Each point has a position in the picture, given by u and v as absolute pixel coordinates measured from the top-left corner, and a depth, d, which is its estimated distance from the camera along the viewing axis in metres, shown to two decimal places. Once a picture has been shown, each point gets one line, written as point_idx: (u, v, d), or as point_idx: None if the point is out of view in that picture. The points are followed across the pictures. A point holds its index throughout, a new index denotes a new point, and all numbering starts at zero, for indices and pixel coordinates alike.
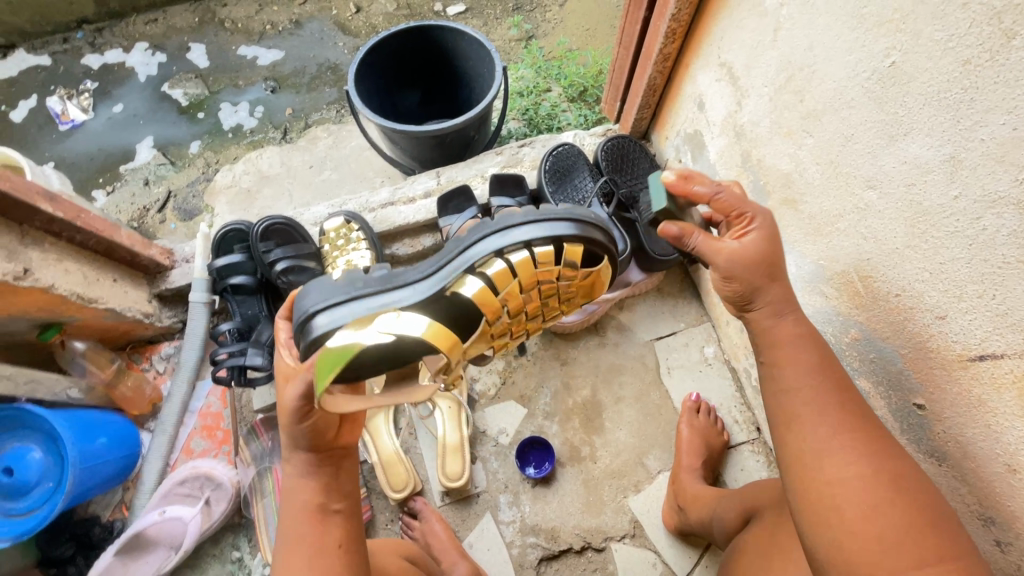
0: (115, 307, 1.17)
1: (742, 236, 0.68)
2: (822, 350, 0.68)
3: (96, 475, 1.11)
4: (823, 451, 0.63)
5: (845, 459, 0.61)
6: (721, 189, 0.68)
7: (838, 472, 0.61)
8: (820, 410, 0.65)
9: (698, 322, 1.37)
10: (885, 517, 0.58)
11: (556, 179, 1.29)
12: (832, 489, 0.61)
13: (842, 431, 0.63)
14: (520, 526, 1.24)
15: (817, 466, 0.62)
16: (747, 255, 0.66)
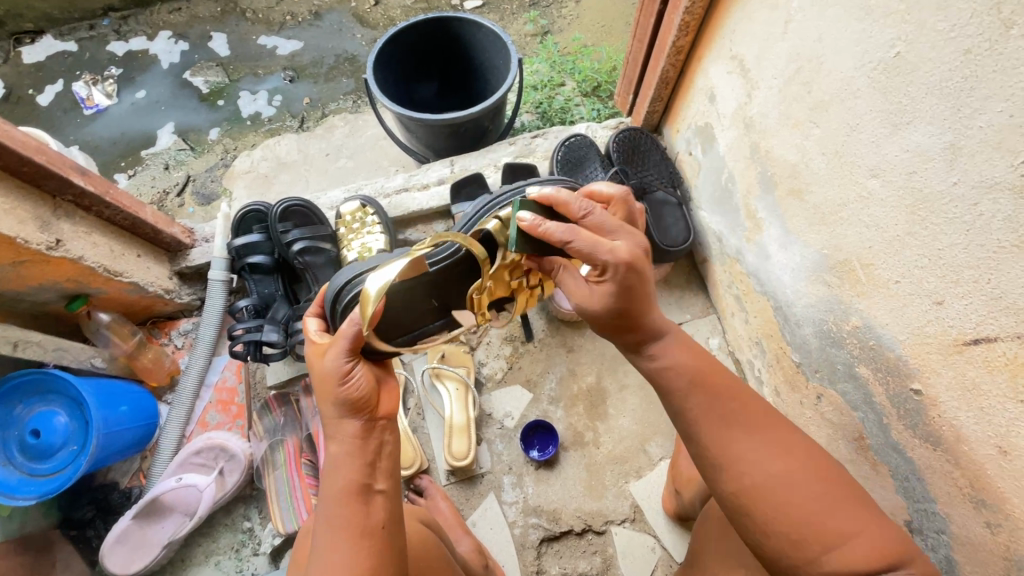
0: (138, 281, 1.22)
1: (598, 281, 0.66)
2: (690, 350, 0.71)
3: (116, 442, 1.15)
4: (731, 449, 0.64)
5: (761, 453, 0.63)
6: (592, 208, 0.65)
7: (761, 469, 0.63)
8: (722, 414, 0.66)
9: (703, 314, 1.39)
10: (812, 501, 0.60)
11: (568, 169, 1.31)
12: (758, 491, 0.62)
13: (745, 427, 0.65)
14: (522, 507, 1.27)
15: (727, 469, 0.64)
16: (593, 298, 0.67)
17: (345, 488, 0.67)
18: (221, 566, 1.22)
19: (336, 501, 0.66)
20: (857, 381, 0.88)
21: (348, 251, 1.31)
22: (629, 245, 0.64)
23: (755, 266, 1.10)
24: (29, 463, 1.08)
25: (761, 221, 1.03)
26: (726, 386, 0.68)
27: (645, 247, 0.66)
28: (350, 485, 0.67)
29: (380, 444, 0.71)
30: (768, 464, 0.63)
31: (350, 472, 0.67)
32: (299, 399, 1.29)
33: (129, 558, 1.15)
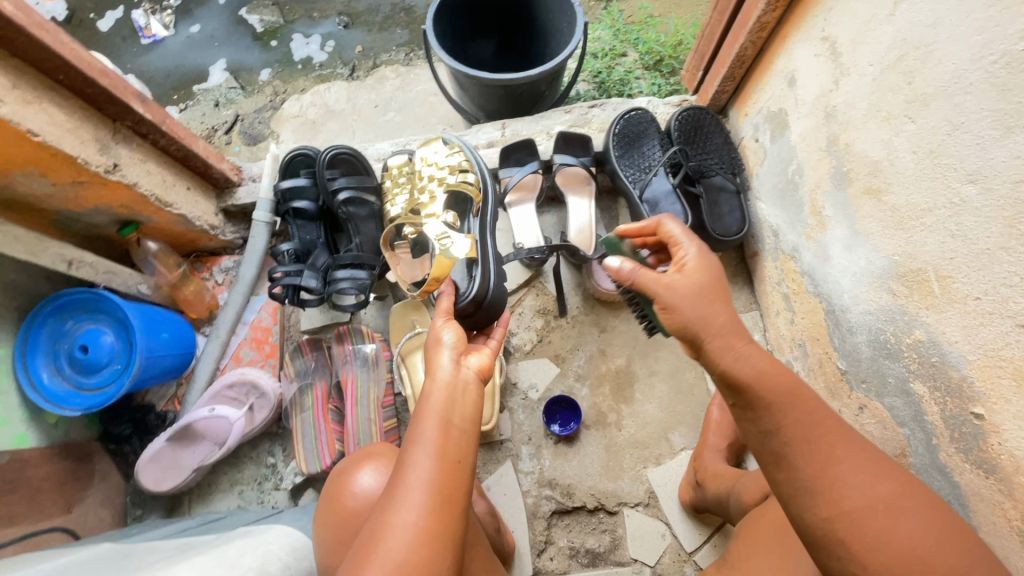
0: (186, 213, 1.23)
1: (682, 267, 0.68)
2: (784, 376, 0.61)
3: (155, 366, 1.19)
4: (830, 470, 0.55)
5: (862, 481, 0.54)
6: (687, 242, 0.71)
7: (868, 495, 0.54)
8: (837, 436, 0.57)
9: (745, 309, 1.34)
10: (934, 539, 0.51)
11: (623, 144, 1.27)
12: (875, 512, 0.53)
13: (855, 462, 0.55)
14: (537, 478, 1.29)
15: (835, 485, 0.55)
16: (682, 286, 0.66)
17: (433, 424, 0.65)
18: (245, 494, 1.30)
19: (417, 432, 0.65)
20: (909, 397, 0.84)
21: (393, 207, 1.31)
22: (698, 250, 0.69)
23: (812, 265, 1.06)
24: (75, 377, 1.12)
25: (827, 218, 0.98)
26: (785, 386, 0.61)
27: (703, 247, 0.70)
28: (439, 424, 0.65)
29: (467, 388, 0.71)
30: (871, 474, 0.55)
31: (450, 402, 0.68)
32: (330, 346, 1.31)
33: (160, 477, 1.20)
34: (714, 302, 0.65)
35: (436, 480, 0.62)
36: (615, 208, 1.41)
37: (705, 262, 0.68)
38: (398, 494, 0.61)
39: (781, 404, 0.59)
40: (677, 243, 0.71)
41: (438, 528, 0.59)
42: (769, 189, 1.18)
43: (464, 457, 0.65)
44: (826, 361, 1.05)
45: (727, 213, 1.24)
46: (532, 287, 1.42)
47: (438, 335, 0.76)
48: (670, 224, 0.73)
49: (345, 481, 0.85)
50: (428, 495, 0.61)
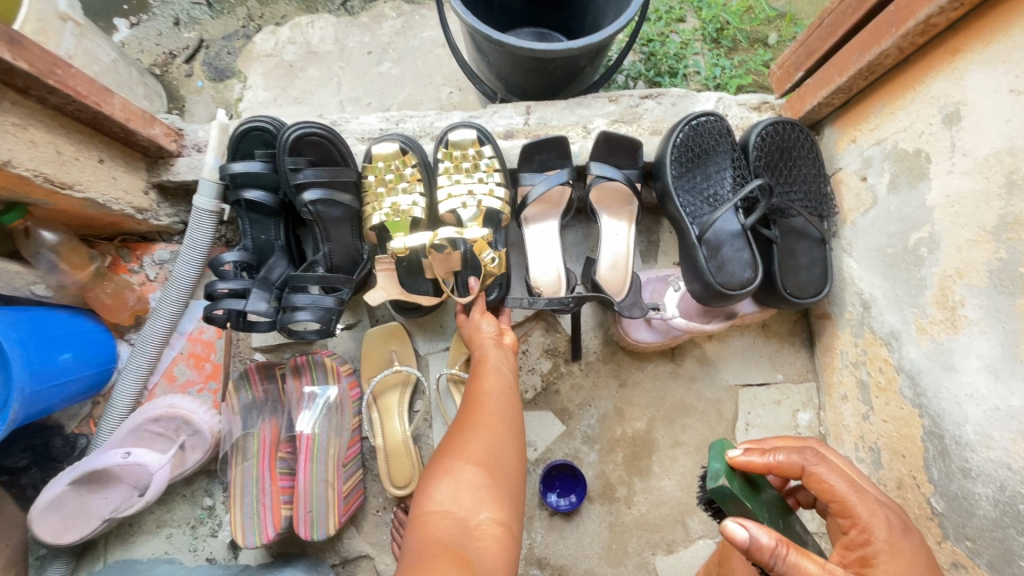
0: (97, 197, 0.92)
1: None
2: None
3: (56, 393, 0.92)
4: None
5: None
6: (851, 497, 0.57)
7: None
8: None
9: (798, 378, 1.09)
10: None
11: (684, 161, 0.96)
12: None
13: None
14: (525, 554, 1.08)
15: None
16: None
17: (493, 366, 0.83)
18: (173, 540, 1.08)
19: (482, 372, 0.82)
20: None
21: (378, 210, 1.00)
22: (887, 517, 0.57)
23: (919, 366, 0.80)
24: None
25: (965, 319, 0.72)
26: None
27: (899, 519, 0.57)
28: (497, 368, 0.82)
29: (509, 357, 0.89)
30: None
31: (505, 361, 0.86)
32: (285, 377, 1.05)
33: (61, 528, 0.96)
34: None
35: (499, 405, 0.77)
36: (657, 232, 1.13)
37: (899, 539, 0.55)
38: (473, 411, 0.75)
39: None
40: (847, 504, 0.57)
41: (505, 435, 0.73)
42: (868, 249, 0.90)
43: (517, 395, 0.81)
44: (911, 488, 0.82)
45: (804, 267, 0.96)
46: (542, 319, 1.15)
47: (478, 322, 0.91)
48: (836, 478, 0.58)
49: None
50: (496, 410, 0.76)
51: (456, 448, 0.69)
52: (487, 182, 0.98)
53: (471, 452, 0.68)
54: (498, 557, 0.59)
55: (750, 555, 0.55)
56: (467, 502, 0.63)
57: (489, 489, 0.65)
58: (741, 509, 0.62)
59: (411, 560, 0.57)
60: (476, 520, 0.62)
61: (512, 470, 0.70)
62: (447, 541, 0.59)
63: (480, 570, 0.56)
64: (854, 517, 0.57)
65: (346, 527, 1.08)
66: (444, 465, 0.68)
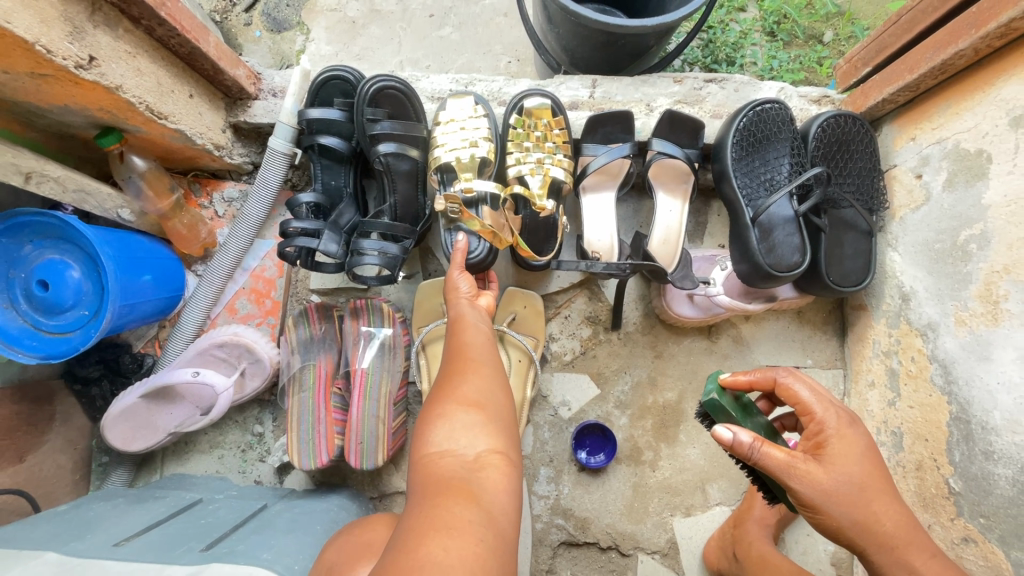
0: (186, 130, 0.97)
1: (825, 459, 0.60)
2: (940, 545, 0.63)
3: (134, 311, 0.99)
4: None
5: None
6: (813, 403, 0.63)
7: None
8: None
9: (827, 364, 1.14)
10: None
11: (745, 145, 1.00)
12: None
13: None
14: (552, 504, 1.15)
15: None
16: (831, 480, 0.59)
17: (472, 321, 0.80)
18: (225, 460, 1.16)
19: (460, 328, 0.79)
20: None
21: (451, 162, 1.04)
22: (842, 412, 0.63)
23: (953, 357, 0.85)
24: (33, 314, 0.91)
25: (1006, 313, 0.76)
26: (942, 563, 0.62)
27: (853, 416, 0.63)
28: (476, 323, 0.80)
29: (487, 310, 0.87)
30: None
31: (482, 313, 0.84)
32: (342, 318, 1.11)
33: (130, 436, 1.04)
34: (869, 489, 0.60)
35: (486, 354, 0.76)
36: (705, 213, 1.17)
37: (851, 429, 0.62)
38: (460, 361, 0.73)
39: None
40: (807, 406, 0.63)
41: (495, 381, 0.72)
42: (916, 244, 0.94)
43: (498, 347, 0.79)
44: (931, 469, 0.88)
45: (849, 257, 1.00)
46: (586, 287, 1.20)
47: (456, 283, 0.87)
48: (802, 386, 0.64)
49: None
50: (478, 357, 0.74)
51: (446, 394, 0.68)
52: (555, 154, 1.04)
53: (461, 394, 0.67)
54: (502, 485, 0.60)
55: (732, 451, 0.62)
56: (463, 440, 0.63)
57: (484, 425, 0.65)
58: (730, 422, 0.68)
59: (416, 503, 0.56)
60: (474, 453, 0.61)
61: (503, 405, 0.69)
62: (452, 478, 0.59)
63: (487, 503, 0.57)
64: (811, 414, 0.63)
65: (387, 465, 1.15)
66: (437, 409, 0.67)
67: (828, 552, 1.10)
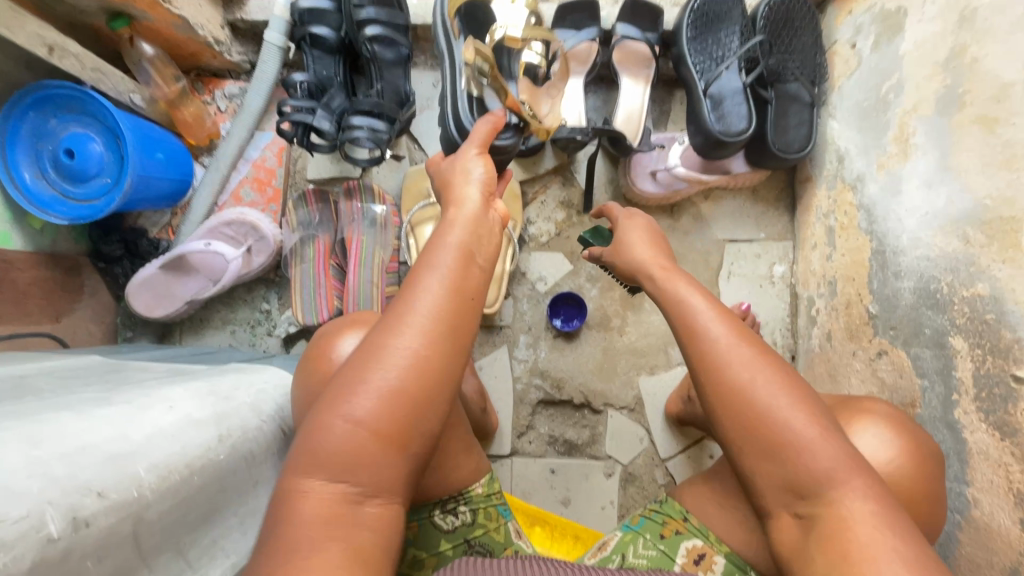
0: (188, 17, 1.06)
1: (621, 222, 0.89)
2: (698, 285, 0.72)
3: (149, 188, 1.11)
4: (716, 354, 0.63)
5: (753, 369, 0.61)
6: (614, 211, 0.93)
7: (771, 392, 0.59)
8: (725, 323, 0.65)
9: (778, 237, 1.26)
10: (806, 428, 0.57)
11: (699, 25, 1.09)
12: (766, 420, 0.58)
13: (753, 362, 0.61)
14: (530, 367, 1.28)
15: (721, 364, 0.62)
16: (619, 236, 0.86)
17: (438, 264, 0.55)
18: (237, 335, 1.28)
19: (423, 272, 0.56)
20: (941, 349, 0.81)
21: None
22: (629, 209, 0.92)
23: (874, 200, 0.97)
24: (62, 184, 1.03)
25: (913, 147, 0.87)
26: (798, 390, 0.60)
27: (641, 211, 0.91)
28: (444, 267, 0.55)
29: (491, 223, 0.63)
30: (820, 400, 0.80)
31: (459, 233, 0.58)
32: (337, 201, 1.22)
33: (153, 304, 1.17)
34: (638, 233, 0.85)
35: (434, 333, 0.52)
36: (669, 102, 1.27)
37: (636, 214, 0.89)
38: (402, 323, 0.53)
39: (677, 304, 0.70)
40: (615, 212, 0.93)
41: (440, 339, 0.53)
42: (850, 108, 1.04)
43: (472, 313, 0.55)
44: (856, 303, 1.01)
45: (793, 127, 1.11)
46: (560, 174, 1.30)
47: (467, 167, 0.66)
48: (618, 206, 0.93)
49: (328, 343, 0.73)
50: (434, 334, 0.52)
51: (366, 383, 0.50)
52: None
53: (387, 386, 0.50)
54: (387, 524, 0.51)
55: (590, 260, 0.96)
56: (361, 462, 0.50)
57: (396, 447, 0.50)
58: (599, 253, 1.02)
59: (287, 516, 0.49)
60: (367, 481, 0.50)
61: (442, 406, 0.53)
62: (332, 501, 0.50)
63: (362, 549, 0.49)
64: (614, 213, 0.93)
65: None
66: (350, 399, 0.50)
67: None
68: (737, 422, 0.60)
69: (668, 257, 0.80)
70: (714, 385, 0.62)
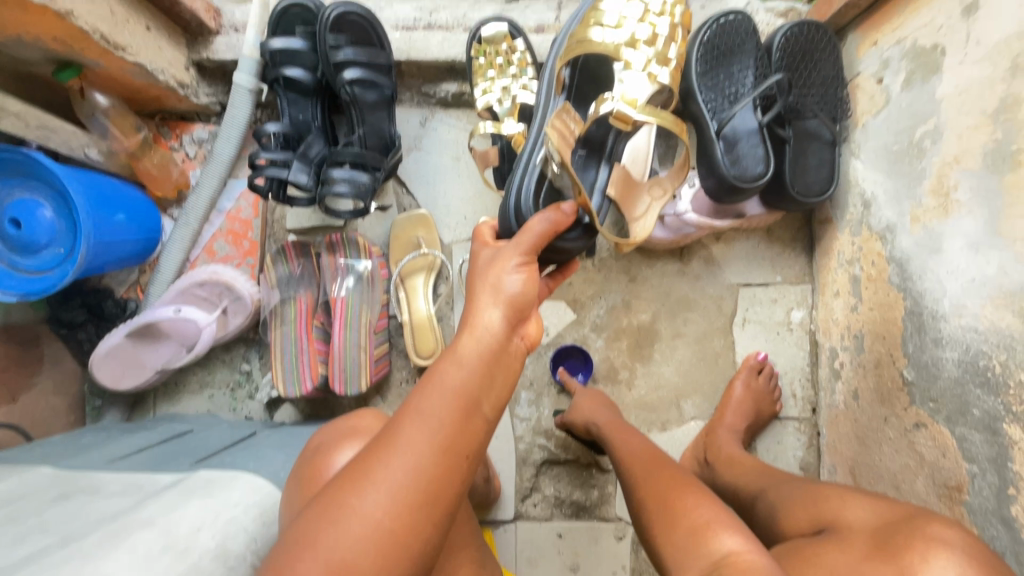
0: (146, 63, 0.96)
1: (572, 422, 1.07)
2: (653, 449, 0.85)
3: (110, 252, 1.00)
4: (660, 486, 0.73)
5: (683, 494, 0.70)
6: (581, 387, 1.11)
7: (694, 506, 0.67)
8: (663, 469, 0.77)
9: (795, 281, 1.18)
10: (717, 519, 0.64)
11: (710, 59, 0.99)
12: (686, 518, 0.66)
13: (684, 489, 0.71)
14: (533, 425, 1.20)
15: (658, 495, 0.71)
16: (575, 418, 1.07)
17: (446, 379, 0.55)
18: (215, 399, 1.19)
19: (432, 391, 0.54)
20: (993, 436, 0.73)
21: (586, 34, 0.76)
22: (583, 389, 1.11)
23: (908, 254, 0.88)
24: (10, 255, 0.93)
25: (955, 203, 0.79)
26: (714, 503, 0.68)
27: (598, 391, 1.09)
28: (452, 385, 0.54)
29: (511, 353, 0.59)
30: (871, 511, 0.70)
31: (467, 376, 0.55)
32: (319, 253, 1.12)
33: (119, 374, 1.07)
34: (592, 411, 1.04)
35: (433, 464, 0.51)
36: (676, 137, 1.18)
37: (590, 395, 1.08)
38: (402, 438, 0.52)
39: (634, 463, 0.83)
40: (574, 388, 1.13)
41: (437, 469, 0.51)
42: (877, 149, 0.95)
43: (472, 443, 0.54)
44: (887, 364, 0.93)
45: (813, 167, 1.01)
46: None
47: (502, 272, 0.59)
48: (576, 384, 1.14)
49: (324, 459, 0.63)
50: (434, 465, 0.51)
51: (354, 500, 0.49)
52: (521, 78, 1.02)
53: (373, 514, 0.49)
54: None
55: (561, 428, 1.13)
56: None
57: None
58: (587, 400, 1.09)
59: None
60: None
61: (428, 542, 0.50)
62: None
63: None
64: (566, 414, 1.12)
65: (373, 396, 1.17)
66: (338, 511, 0.49)
67: (798, 457, 1.16)
68: (700, 569, 0.61)
69: (621, 419, 0.99)
70: (656, 507, 0.71)
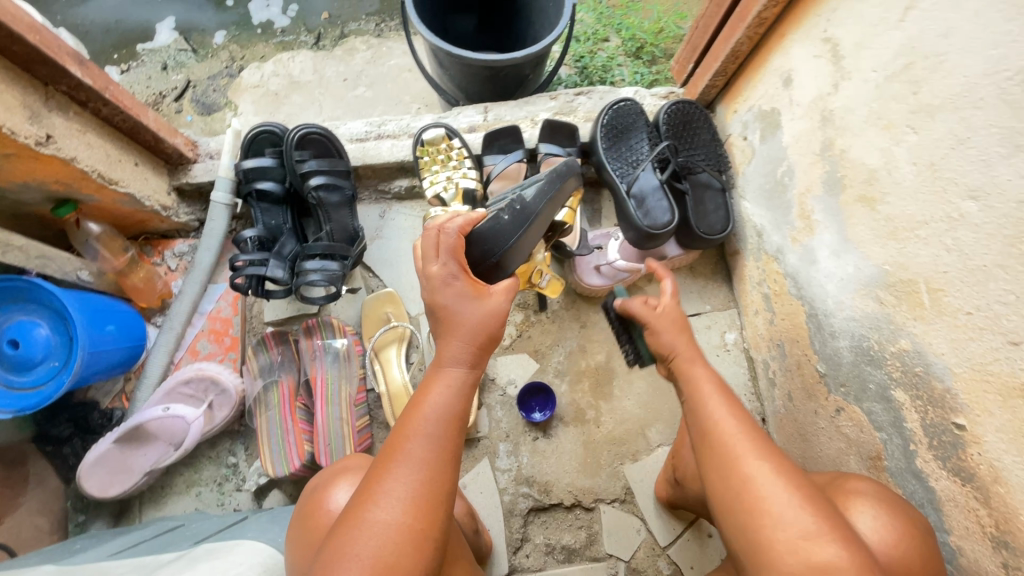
0: (135, 193, 1.11)
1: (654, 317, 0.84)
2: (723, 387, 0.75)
3: (100, 361, 1.08)
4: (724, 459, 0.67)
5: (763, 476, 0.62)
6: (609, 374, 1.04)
7: (774, 492, 0.61)
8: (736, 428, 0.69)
9: (723, 307, 1.35)
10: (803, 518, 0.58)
11: (612, 137, 1.23)
12: (772, 511, 0.59)
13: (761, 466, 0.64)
14: (515, 475, 1.27)
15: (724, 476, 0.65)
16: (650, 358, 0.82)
17: (435, 401, 0.66)
18: (202, 497, 1.20)
19: (422, 411, 0.65)
20: (889, 403, 0.87)
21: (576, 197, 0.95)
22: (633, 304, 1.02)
23: (796, 268, 1.06)
24: (6, 374, 1.00)
25: (816, 222, 0.98)
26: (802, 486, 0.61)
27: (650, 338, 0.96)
28: (441, 402, 0.66)
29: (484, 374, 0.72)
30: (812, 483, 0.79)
31: (452, 398, 0.66)
32: (297, 339, 1.23)
33: (107, 483, 1.11)
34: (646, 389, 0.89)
35: (433, 469, 0.62)
36: (599, 201, 1.39)
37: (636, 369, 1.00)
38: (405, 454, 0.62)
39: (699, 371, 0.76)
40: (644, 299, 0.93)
41: (433, 473, 0.61)
42: (756, 189, 1.17)
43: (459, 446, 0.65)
44: (805, 363, 1.07)
45: (712, 211, 1.22)
46: None
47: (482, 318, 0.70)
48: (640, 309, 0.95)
49: (321, 495, 0.75)
50: (433, 468, 0.62)
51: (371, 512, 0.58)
52: (461, 168, 1.22)
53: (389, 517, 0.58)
54: None
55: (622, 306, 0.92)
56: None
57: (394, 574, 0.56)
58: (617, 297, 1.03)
59: None
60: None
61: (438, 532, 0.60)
62: None
63: None
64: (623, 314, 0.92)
65: None
66: (359, 524, 0.58)
67: None
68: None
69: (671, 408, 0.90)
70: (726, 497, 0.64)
